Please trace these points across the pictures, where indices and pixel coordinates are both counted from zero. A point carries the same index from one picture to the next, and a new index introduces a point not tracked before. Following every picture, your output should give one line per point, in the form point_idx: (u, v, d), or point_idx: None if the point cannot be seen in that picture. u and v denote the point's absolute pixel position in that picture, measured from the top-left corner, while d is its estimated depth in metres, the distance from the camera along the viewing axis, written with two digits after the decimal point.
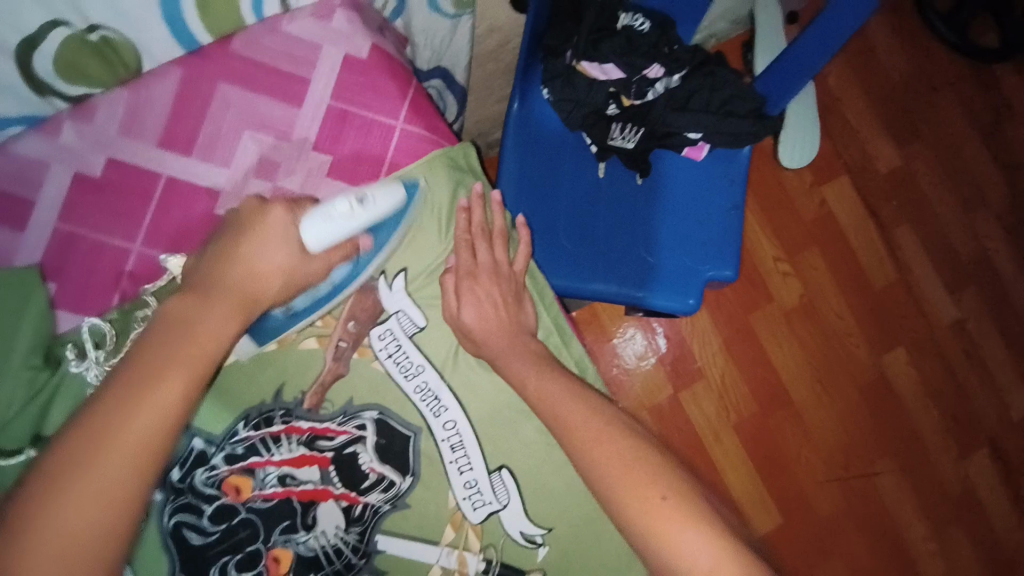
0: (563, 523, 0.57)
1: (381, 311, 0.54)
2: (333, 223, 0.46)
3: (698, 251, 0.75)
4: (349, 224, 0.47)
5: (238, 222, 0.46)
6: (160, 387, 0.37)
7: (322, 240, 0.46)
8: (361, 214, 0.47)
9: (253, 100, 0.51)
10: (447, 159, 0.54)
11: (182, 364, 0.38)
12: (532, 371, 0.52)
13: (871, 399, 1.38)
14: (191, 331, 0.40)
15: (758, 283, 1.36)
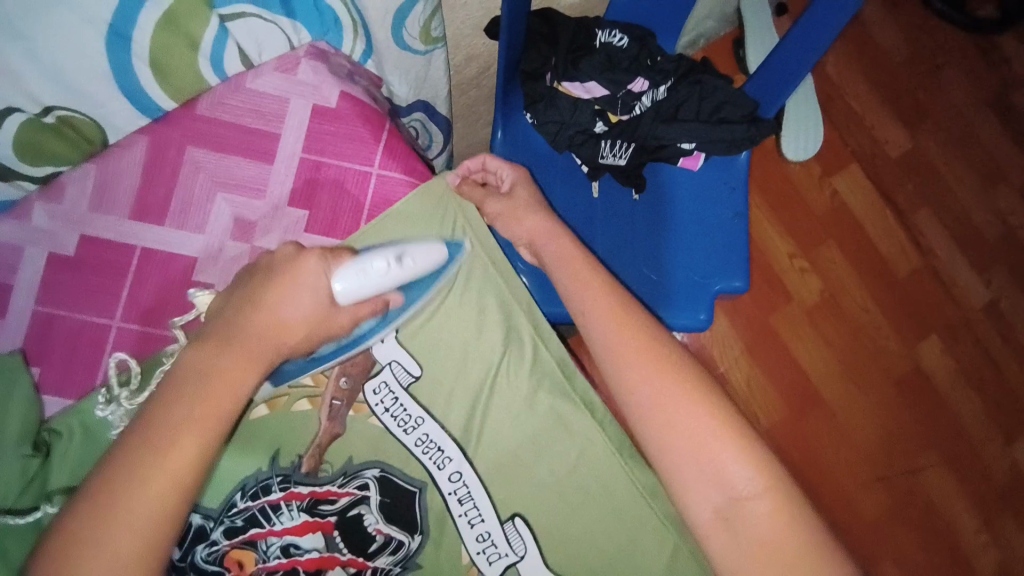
0: (586, 570, 0.53)
1: (373, 364, 0.52)
2: (368, 281, 0.44)
3: (703, 263, 0.72)
4: (383, 283, 0.45)
5: (265, 266, 0.44)
6: (174, 441, 0.37)
7: (354, 294, 0.44)
8: (398, 272, 0.46)
9: (223, 162, 0.50)
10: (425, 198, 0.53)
11: (192, 419, 0.38)
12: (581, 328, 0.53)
13: (906, 393, 1.32)
14: (209, 380, 0.39)
15: (775, 281, 1.31)
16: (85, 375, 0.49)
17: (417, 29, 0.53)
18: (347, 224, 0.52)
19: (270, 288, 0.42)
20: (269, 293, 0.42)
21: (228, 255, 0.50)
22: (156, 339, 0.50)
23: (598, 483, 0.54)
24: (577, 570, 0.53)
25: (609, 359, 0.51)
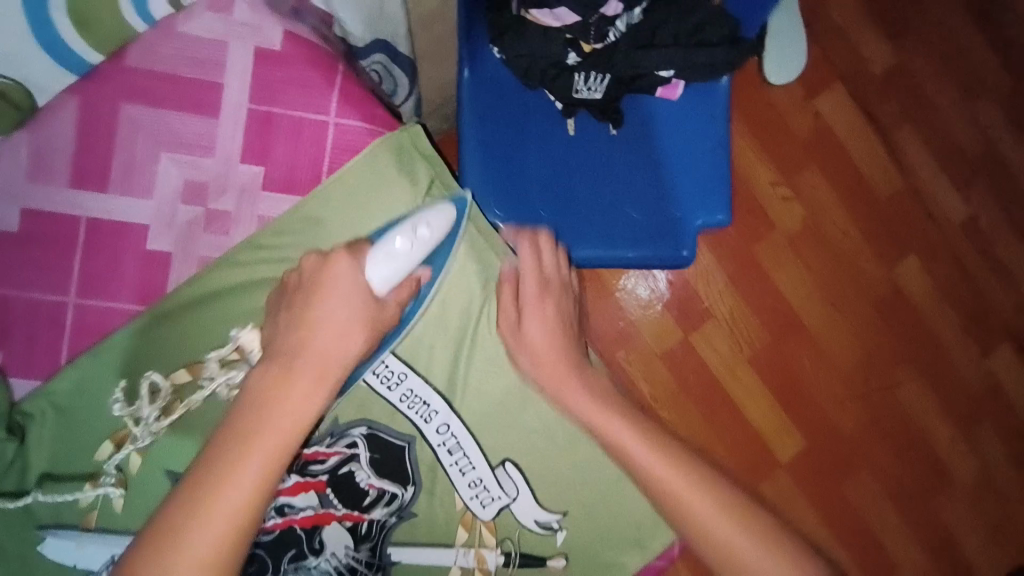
0: (578, 506, 0.54)
1: None
2: (395, 262, 0.44)
3: (685, 197, 0.71)
4: (411, 259, 0.45)
5: (308, 284, 0.44)
6: (243, 468, 0.36)
7: (389, 280, 0.44)
8: (420, 244, 0.45)
9: (163, 119, 0.47)
10: (393, 148, 0.49)
11: (257, 445, 0.37)
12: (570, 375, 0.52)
13: (885, 313, 1.35)
14: (274, 407, 0.38)
15: (757, 211, 1.30)
16: (49, 356, 0.48)
17: None
18: (304, 177, 0.49)
19: (321, 301, 0.43)
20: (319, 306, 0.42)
21: (182, 219, 0.48)
22: (119, 314, 0.48)
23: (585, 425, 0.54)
24: (569, 505, 0.54)
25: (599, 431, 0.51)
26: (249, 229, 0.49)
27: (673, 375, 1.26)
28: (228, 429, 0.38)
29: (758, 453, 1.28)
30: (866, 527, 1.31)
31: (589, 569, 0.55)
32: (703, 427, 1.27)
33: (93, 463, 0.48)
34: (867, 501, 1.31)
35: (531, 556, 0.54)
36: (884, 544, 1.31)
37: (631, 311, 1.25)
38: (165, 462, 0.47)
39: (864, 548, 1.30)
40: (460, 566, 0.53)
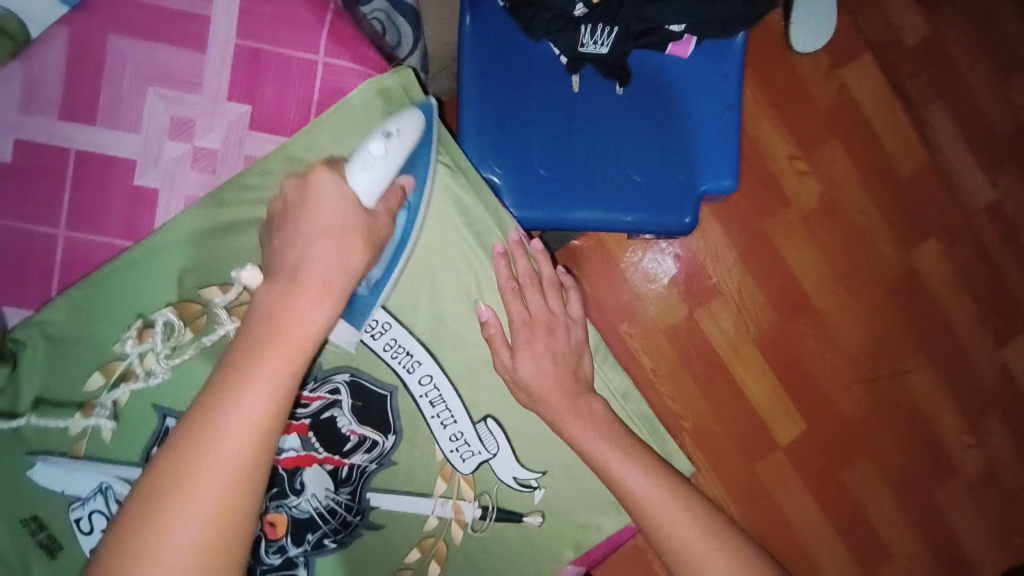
0: (557, 465, 0.54)
1: None
2: (377, 169, 0.44)
3: (691, 161, 0.69)
4: (392, 163, 0.45)
5: (298, 200, 0.43)
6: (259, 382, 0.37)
7: (373, 188, 0.44)
8: (394, 147, 0.46)
9: (151, 51, 0.47)
10: (380, 93, 0.49)
11: (273, 359, 0.37)
12: (569, 403, 0.52)
13: (898, 297, 1.31)
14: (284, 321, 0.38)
15: (772, 186, 1.26)
16: (43, 286, 0.50)
17: None
18: (293, 120, 0.49)
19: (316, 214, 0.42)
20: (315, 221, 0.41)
21: (168, 156, 0.48)
22: (108, 249, 0.49)
23: (572, 390, 0.53)
24: (546, 465, 0.54)
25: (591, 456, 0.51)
26: (235, 168, 0.49)
27: (675, 349, 1.25)
28: (241, 348, 0.38)
29: (757, 432, 1.28)
30: (863, 511, 1.30)
31: (565, 528, 0.55)
32: (702, 404, 1.26)
33: (84, 393, 0.50)
34: (865, 486, 1.31)
35: (508, 512, 0.54)
36: (880, 530, 1.31)
37: (635, 283, 1.24)
38: (155, 398, 0.50)
39: (859, 533, 1.30)
40: (438, 515, 0.53)
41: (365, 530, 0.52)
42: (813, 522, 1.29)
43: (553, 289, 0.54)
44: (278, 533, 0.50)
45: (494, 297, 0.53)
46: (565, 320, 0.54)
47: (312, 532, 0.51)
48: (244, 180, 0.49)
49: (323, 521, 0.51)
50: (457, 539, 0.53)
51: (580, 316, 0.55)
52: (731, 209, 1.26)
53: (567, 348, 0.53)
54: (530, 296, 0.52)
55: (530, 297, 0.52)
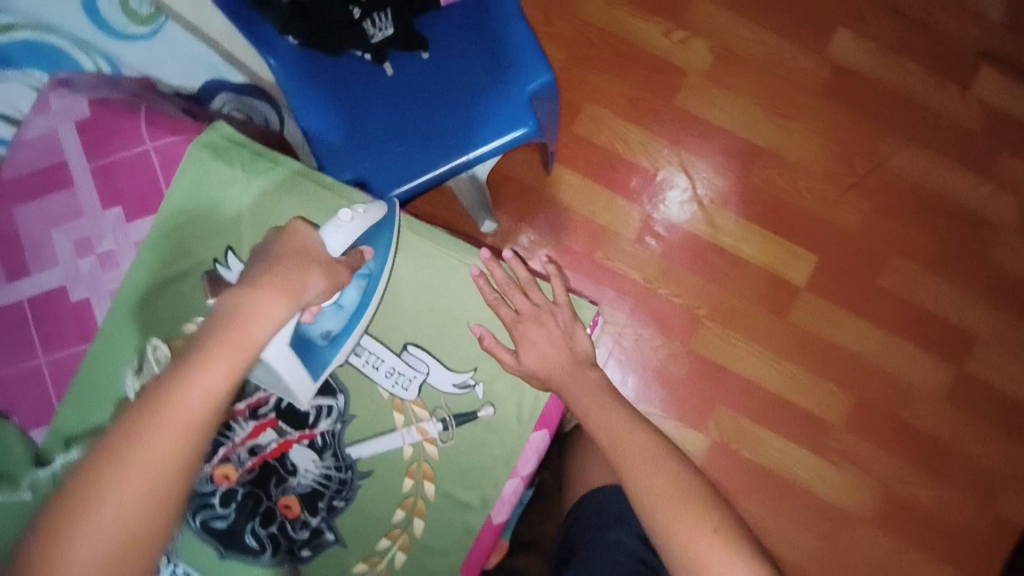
0: (479, 360, 0.65)
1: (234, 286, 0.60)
2: (345, 229, 0.57)
3: (507, 76, 0.78)
4: (359, 225, 0.58)
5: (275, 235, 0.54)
6: (224, 344, 0.44)
7: (338, 245, 0.56)
8: (360, 220, 0.58)
9: (42, 204, 0.64)
10: (206, 145, 0.64)
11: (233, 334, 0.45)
12: (571, 367, 0.64)
13: (839, 97, 1.27)
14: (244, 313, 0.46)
15: (662, 64, 1.25)
16: (45, 410, 0.64)
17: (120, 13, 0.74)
18: (153, 199, 0.64)
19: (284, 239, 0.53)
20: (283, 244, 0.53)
21: (83, 270, 0.64)
22: (75, 357, 0.63)
23: (571, 364, 0.64)
24: (473, 362, 0.65)
25: (527, 368, 0.63)
26: (131, 255, 0.64)
27: (656, 251, 1.22)
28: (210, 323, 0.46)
29: (775, 287, 1.22)
30: (923, 308, 1.22)
31: (514, 403, 0.65)
32: (708, 287, 1.22)
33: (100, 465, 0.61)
34: (908, 284, 1.23)
35: (463, 414, 0.64)
36: (948, 318, 1.22)
37: (589, 212, 1.22)
38: None
39: (930, 332, 1.22)
40: (410, 443, 0.63)
41: (359, 481, 0.63)
42: (875, 341, 1.22)
43: (531, 286, 0.67)
44: (295, 512, 0.63)
45: (484, 314, 0.65)
46: (549, 308, 0.66)
47: (321, 498, 0.63)
48: (145, 259, 0.63)
49: (324, 487, 0.63)
50: (435, 455, 0.64)
51: (562, 300, 0.67)
52: (636, 103, 1.24)
53: (558, 330, 0.66)
54: (514, 298, 0.65)
55: (514, 299, 0.65)
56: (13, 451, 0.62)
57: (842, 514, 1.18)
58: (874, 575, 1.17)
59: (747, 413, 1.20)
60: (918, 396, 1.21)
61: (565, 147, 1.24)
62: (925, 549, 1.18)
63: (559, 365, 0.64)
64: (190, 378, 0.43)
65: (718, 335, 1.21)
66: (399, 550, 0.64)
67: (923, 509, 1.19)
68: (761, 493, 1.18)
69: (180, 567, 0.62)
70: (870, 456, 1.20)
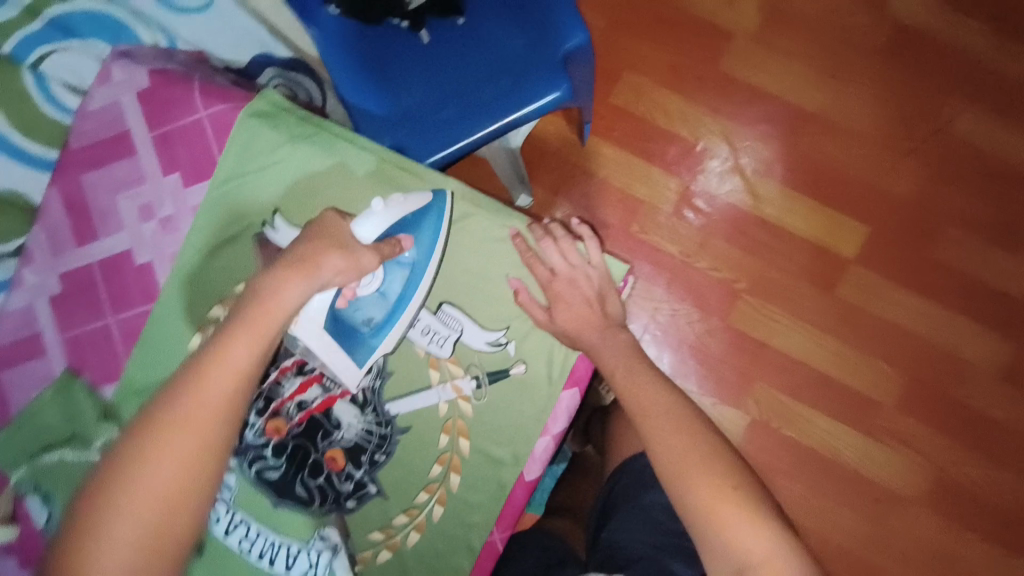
0: (511, 320, 0.68)
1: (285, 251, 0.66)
2: (377, 221, 0.61)
3: (542, 41, 0.79)
4: (390, 217, 0.62)
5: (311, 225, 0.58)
6: (254, 317, 0.50)
7: (370, 233, 0.60)
8: (391, 209, 0.62)
9: (109, 173, 0.70)
10: (255, 113, 0.69)
11: (262, 309, 0.51)
12: (599, 330, 0.66)
13: (898, 57, 1.18)
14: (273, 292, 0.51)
15: (704, 29, 1.20)
16: (114, 365, 0.70)
17: None
18: (207, 165, 0.69)
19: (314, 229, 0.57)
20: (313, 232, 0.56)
21: (146, 233, 0.70)
22: (141, 314, 0.70)
23: (602, 326, 0.66)
24: (506, 322, 0.68)
25: (555, 325, 0.66)
26: (188, 219, 0.70)
27: (695, 224, 1.19)
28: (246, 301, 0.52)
29: (821, 261, 1.17)
30: (983, 283, 1.15)
31: (544, 361, 0.68)
32: (749, 261, 1.18)
33: None
34: (966, 258, 1.16)
35: (495, 372, 0.67)
36: (1010, 294, 1.15)
37: (626, 184, 1.20)
38: None
39: (990, 309, 1.15)
40: (445, 399, 0.67)
41: (399, 436, 0.68)
42: (929, 318, 1.15)
43: (568, 244, 0.67)
44: (340, 464, 0.67)
45: (522, 269, 0.68)
46: (585, 268, 0.67)
47: (363, 454, 0.67)
48: (203, 219, 0.69)
49: (365, 442, 0.67)
50: (469, 412, 0.67)
51: (599, 260, 0.68)
52: (675, 72, 1.20)
53: (593, 289, 0.67)
54: (550, 257, 0.67)
55: (550, 256, 0.67)
56: (85, 403, 0.70)
57: (885, 495, 1.15)
58: (918, 555, 1.14)
59: (787, 390, 1.17)
60: (974, 376, 1.15)
61: (602, 118, 1.21)
62: (975, 532, 1.14)
63: (589, 325, 0.66)
64: (229, 344, 0.49)
65: (759, 310, 1.18)
66: (437, 504, 0.68)
67: (975, 491, 1.14)
68: (800, 472, 1.16)
69: (241, 510, 0.68)
70: (919, 437, 1.15)
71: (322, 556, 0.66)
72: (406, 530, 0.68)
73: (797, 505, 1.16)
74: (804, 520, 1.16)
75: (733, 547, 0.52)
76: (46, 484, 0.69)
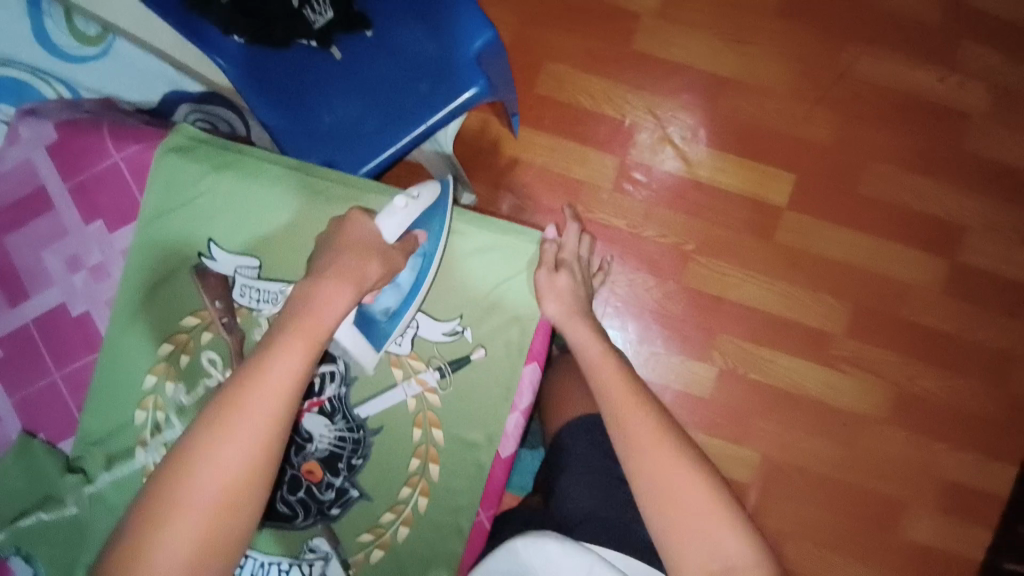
0: (463, 307, 0.70)
1: (226, 278, 0.69)
2: (398, 215, 0.62)
3: (449, 37, 0.81)
4: (410, 215, 0.62)
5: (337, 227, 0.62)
6: (302, 331, 0.53)
7: (391, 231, 0.61)
8: (413, 206, 0.63)
9: (30, 230, 0.69)
10: (174, 146, 0.69)
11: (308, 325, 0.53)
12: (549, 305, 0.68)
13: (793, 13, 1.24)
14: (317, 310, 0.54)
15: (611, 10, 1.24)
16: (69, 423, 0.70)
17: (71, 36, 0.76)
18: (130, 206, 0.69)
19: (346, 238, 0.60)
20: (344, 239, 0.60)
21: (80, 284, 0.69)
22: (89, 366, 0.70)
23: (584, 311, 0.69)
24: (459, 309, 0.70)
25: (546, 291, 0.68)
26: (120, 262, 0.69)
27: (634, 196, 1.23)
28: (290, 318, 0.54)
29: (757, 212, 1.23)
30: (907, 207, 1.22)
31: (502, 340, 0.70)
32: (692, 223, 1.23)
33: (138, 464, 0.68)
34: (887, 186, 1.23)
35: (456, 359, 0.69)
36: (933, 212, 1.22)
37: (563, 168, 1.24)
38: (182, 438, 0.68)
39: (918, 230, 1.22)
40: (411, 394, 0.69)
41: (372, 437, 0.68)
42: (864, 248, 1.22)
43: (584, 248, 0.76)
44: (319, 475, 0.67)
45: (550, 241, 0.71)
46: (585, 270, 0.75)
47: (340, 461, 0.68)
48: (134, 261, 0.68)
49: (340, 449, 0.68)
50: (437, 402, 0.69)
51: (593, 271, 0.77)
52: (591, 55, 1.24)
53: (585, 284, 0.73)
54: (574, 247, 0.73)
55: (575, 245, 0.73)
56: (45, 466, 0.68)
57: (854, 420, 1.21)
58: (892, 471, 1.21)
59: (748, 338, 1.22)
60: (913, 294, 1.22)
61: (529, 109, 1.24)
62: (941, 438, 1.21)
63: (576, 307, 0.68)
64: (278, 357, 0.51)
65: (709, 267, 1.23)
66: (421, 496, 0.69)
67: (933, 401, 1.21)
68: (773, 413, 1.21)
69: None
70: (875, 360, 1.21)
71: (315, 567, 0.67)
72: (395, 527, 0.69)
73: (777, 445, 1.21)
74: (786, 458, 1.21)
75: (682, 505, 0.55)
76: (26, 551, 0.67)
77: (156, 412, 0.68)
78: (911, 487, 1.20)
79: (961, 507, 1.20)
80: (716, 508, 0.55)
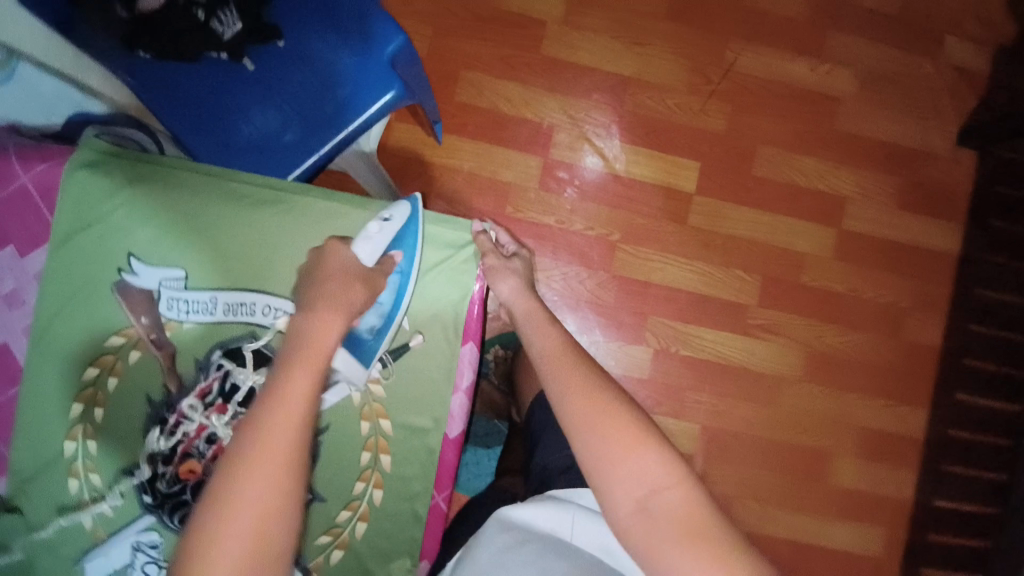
0: None
1: (152, 294, 0.69)
2: (374, 238, 0.68)
3: (361, 43, 0.84)
4: (384, 237, 0.68)
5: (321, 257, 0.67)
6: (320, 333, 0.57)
7: (370, 253, 0.67)
8: (387, 227, 0.69)
9: None
10: (83, 165, 0.69)
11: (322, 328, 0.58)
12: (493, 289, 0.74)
13: (682, 17, 1.35)
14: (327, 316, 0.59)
15: (518, 20, 1.31)
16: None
17: None
18: (41, 230, 0.69)
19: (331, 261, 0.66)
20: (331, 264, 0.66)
21: None
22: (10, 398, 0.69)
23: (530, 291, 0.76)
24: None
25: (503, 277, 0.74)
26: (34, 288, 0.69)
27: (558, 194, 1.29)
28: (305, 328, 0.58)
29: (671, 200, 1.32)
30: (800, 185, 1.36)
31: (440, 328, 0.74)
32: (614, 214, 1.30)
33: (70, 494, 0.68)
34: (780, 168, 1.36)
35: (397, 348, 0.72)
36: (822, 188, 1.36)
37: (489, 171, 1.28)
38: (114, 462, 0.68)
39: (812, 205, 1.35)
40: (357, 388, 0.71)
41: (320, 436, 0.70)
42: (767, 225, 1.34)
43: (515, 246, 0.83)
44: None
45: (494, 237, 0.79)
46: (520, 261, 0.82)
47: None
48: (47, 287, 0.68)
49: None
50: (382, 393, 0.72)
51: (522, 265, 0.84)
52: (503, 63, 1.30)
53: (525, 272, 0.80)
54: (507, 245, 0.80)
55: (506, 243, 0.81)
56: None
57: (777, 382, 1.31)
58: (815, 424, 1.32)
59: (676, 317, 1.30)
60: (814, 262, 1.35)
61: (450, 118, 1.28)
62: (854, 389, 1.33)
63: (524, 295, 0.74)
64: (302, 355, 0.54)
65: (634, 254, 1.30)
66: (375, 487, 0.72)
67: (843, 357, 1.34)
68: (706, 384, 1.30)
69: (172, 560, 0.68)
70: (789, 325, 1.33)
71: None
72: (352, 523, 0.71)
73: (713, 413, 1.29)
74: (721, 425, 1.30)
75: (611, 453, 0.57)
76: None
77: (83, 440, 0.68)
78: (833, 438, 1.32)
79: (877, 449, 1.33)
80: (644, 447, 0.57)
